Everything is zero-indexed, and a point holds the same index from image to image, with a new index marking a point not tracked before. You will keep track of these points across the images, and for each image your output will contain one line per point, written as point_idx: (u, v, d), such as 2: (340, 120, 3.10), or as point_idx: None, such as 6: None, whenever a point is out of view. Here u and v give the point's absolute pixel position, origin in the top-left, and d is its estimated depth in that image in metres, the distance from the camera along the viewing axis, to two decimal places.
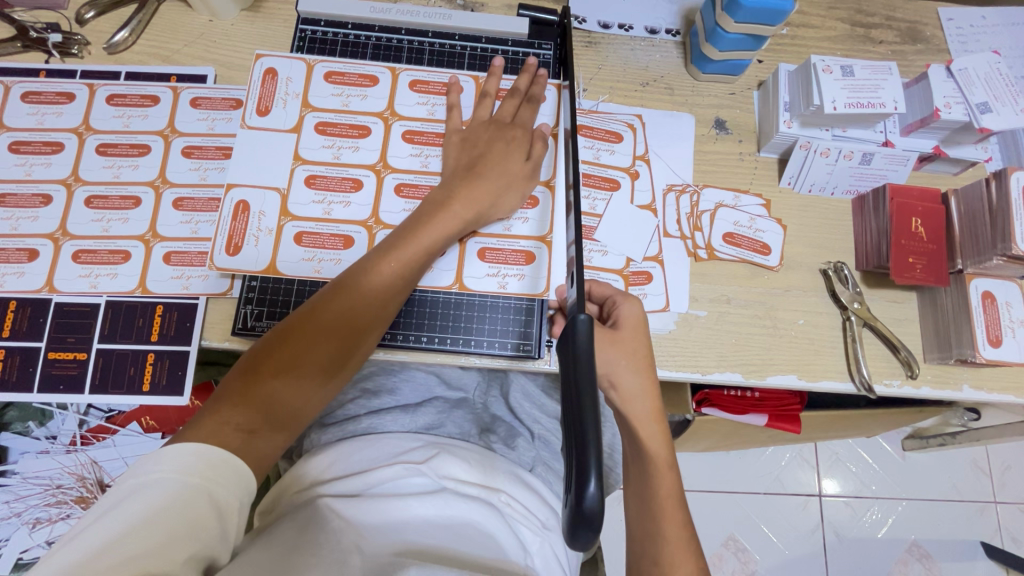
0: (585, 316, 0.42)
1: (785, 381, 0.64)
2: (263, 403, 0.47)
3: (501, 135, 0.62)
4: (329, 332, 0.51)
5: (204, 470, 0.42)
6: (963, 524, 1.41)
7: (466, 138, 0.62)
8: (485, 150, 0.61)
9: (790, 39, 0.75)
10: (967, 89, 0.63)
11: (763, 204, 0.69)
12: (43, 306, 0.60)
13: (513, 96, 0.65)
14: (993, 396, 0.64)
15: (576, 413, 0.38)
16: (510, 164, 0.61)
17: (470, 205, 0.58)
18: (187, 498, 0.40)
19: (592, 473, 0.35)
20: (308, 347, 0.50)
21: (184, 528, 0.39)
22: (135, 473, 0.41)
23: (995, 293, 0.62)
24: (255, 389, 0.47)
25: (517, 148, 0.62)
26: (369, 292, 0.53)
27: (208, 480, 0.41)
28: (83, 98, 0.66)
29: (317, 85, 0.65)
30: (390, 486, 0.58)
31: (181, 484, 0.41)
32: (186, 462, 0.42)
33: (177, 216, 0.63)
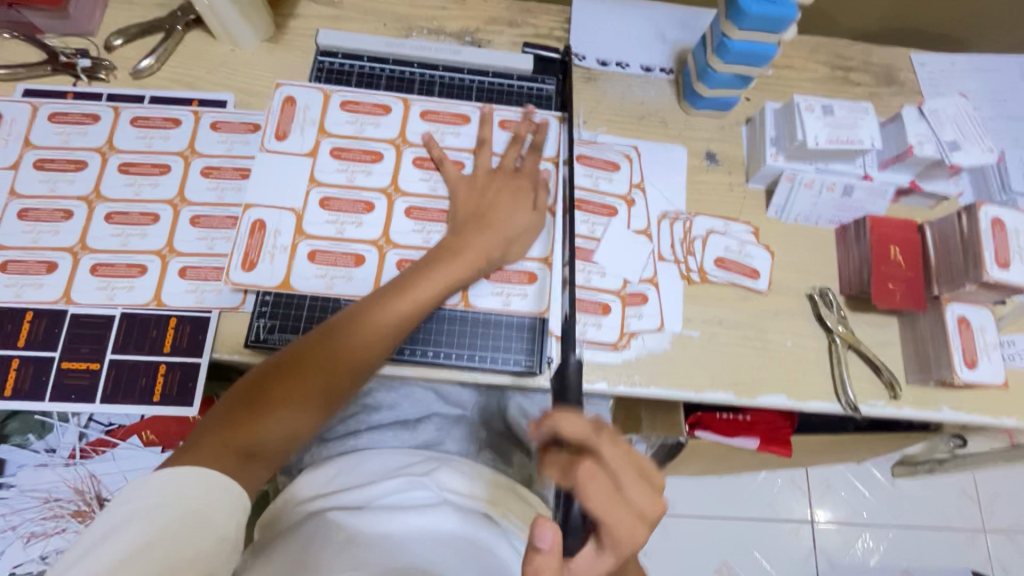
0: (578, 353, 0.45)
1: (774, 401, 0.67)
2: (263, 427, 0.50)
3: (508, 184, 0.66)
4: (331, 366, 0.54)
5: (202, 496, 0.44)
6: (954, 552, 1.42)
7: (474, 183, 0.66)
8: (492, 202, 0.65)
9: (775, 79, 0.80)
10: (938, 129, 0.68)
11: (751, 232, 0.73)
12: (60, 317, 0.62)
13: (517, 143, 0.69)
14: (972, 417, 0.67)
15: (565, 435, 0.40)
16: (515, 217, 0.65)
17: (477, 256, 0.62)
18: (183, 523, 0.42)
19: None
20: (313, 380, 0.53)
21: (184, 551, 0.42)
22: (132, 497, 0.43)
23: (969, 319, 0.65)
24: (258, 412, 0.50)
25: (524, 199, 0.66)
26: (374, 332, 0.56)
27: (205, 504, 0.44)
28: (108, 119, 0.69)
29: (331, 112, 0.69)
30: (394, 498, 0.59)
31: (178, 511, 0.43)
32: (185, 486, 0.44)
33: (194, 233, 0.65)
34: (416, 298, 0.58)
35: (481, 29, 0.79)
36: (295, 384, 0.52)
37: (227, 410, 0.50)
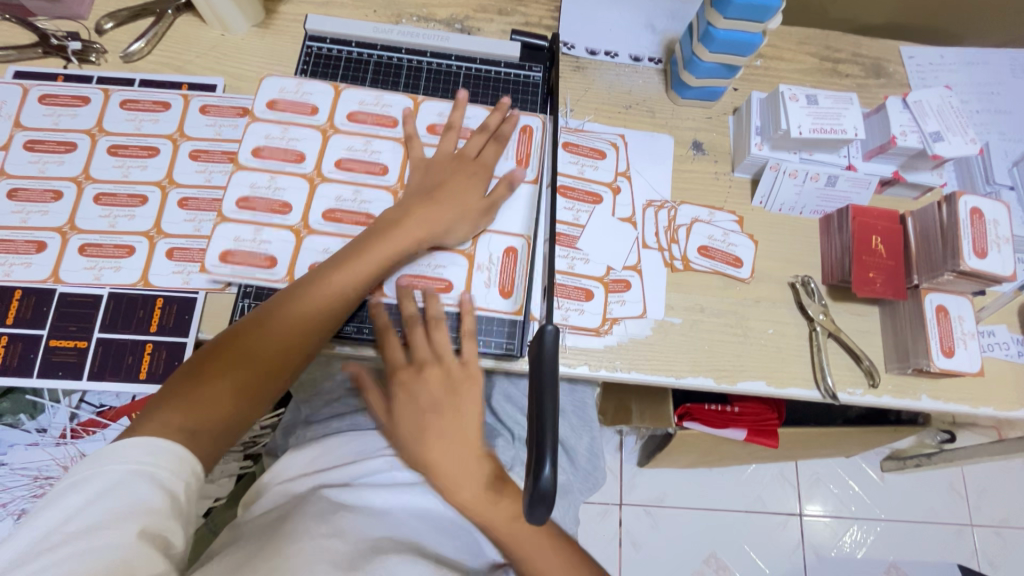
0: (553, 326, 0.42)
1: (754, 387, 0.67)
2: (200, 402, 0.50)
3: (457, 182, 0.65)
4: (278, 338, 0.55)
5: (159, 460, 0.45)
6: (942, 546, 1.43)
7: (431, 166, 0.66)
8: (440, 187, 0.64)
9: (764, 70, 0.81)
10: (921, 119, 0.69)
11: (736, 221, 0.73)
12: (48, 296, 0.63)
13: (483, 135, 0.69)
14: (949, 405, 0.68)
15: (536, 400, 0.39)
16: (467, 196, 0.65)
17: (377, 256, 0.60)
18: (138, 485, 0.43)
19: (547, 458, 0.37)
20: (281, 325, 0.55)
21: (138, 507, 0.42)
22: (91, 469, 0.44)
23: (948, 308, 0.66)
24: (198, 388, 0.51)
25: (475, 186, 0.66)
26: (315, 303, 0.57)
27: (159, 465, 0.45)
28: (98, 101, 0.70)
29: (500, 141, 0.69)
30: (375, 477, 0.60)
31: (134, 472, 0.44)
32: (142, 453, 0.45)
33: (243, 216, 0.64)
34: (315, 297, 0.57)
35: (471, 17, 0.79)
36: (221, 374, 0.52)
37: (218, 344, 0.55)
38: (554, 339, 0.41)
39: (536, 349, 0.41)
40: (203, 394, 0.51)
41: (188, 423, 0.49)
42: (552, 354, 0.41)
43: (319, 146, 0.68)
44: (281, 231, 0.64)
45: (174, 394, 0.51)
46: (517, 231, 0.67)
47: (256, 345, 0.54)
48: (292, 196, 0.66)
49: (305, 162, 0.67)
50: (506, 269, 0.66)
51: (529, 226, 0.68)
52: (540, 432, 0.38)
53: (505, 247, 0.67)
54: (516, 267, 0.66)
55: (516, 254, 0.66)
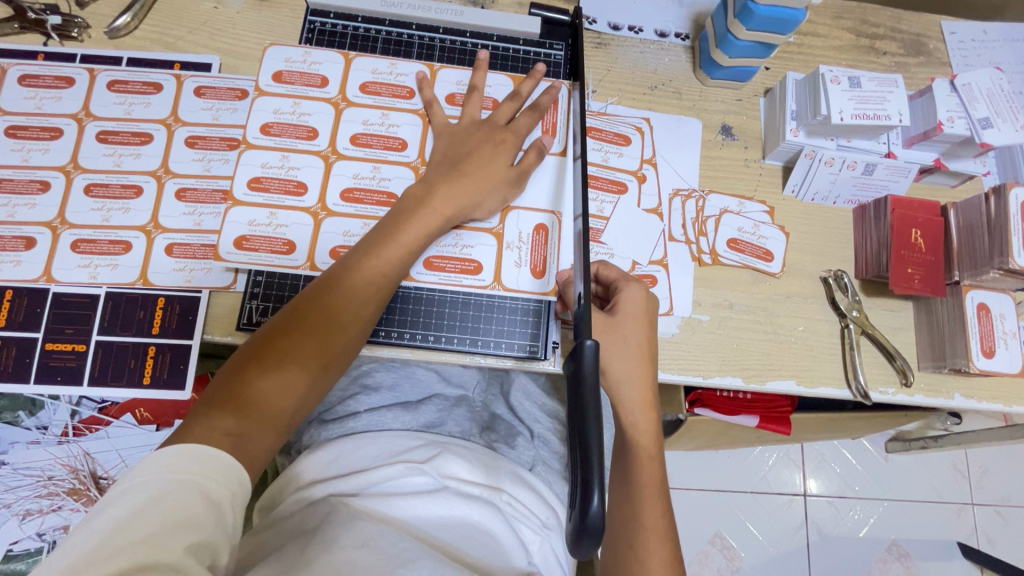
0: (591, 341, 0.39)
1: (783, 386, 0.65)
2: (238, 404, 0.46)
3: (489, 148, 0.60)
4: (313, 329, 0.51)
5: (198, 467, 0.41)
6: (942, 524, 1.45)
7: (456, 133, 0.62)
8: (470, 158, 0.59)
9: (797, 47, 0.75)
10: (970, 104, 0.64)
11: (766, 211, 0.70)
12: (41, 296, 0.59)
13: (515, 101, 0.64)
14: (982, 404, 0.66)
15: (580, 423, 0.37)
16: (496, 166, 0.60)
17: (411, 235, 0.56)
18: (182, 495, 0.40)
19: (595, 487, 0.34)
20: (322, 313, 0.51)
21: (181, 520, 0.39)
22: (130, 476, 0.40)
23: (989, 305, 0.63)
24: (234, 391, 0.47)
25: (505, 154, 0.61)
26: (348, 290, 0.53)
27: (201, 475, 0.41)
28: (83, 83, 0.64)
29: (531, 110, 0.64)
30: (393, 485, 0.58)
31: (179, 481, 0.40)
32: (181, 460, 0.41)
33: (255, 198, 0.60)
34: (352, 283, 0.53)
35: None
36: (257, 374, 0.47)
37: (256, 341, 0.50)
38: (594, 356, 0.38)
39: (574, 366, 0.39)
40: (246, 394, 0.47)
41: (233, 428, 0.45)
42: (592, 372, 0.38)
43: (333, 120, 0.63)
44: (297, 213, 0.60)
45: (217, 400, 0.46)
46: (546, 207, 0.64)
47: (297, 336, 0.50)
48: (307, 176, 0.61)
49: (318, 138, 0.62)
50: (537, 247, 0.63)
51: (560, 204, 0.64)
52: (585, 460, 0.35)
53: (535, 224, 0.63)
54: (547, 247, 0.63)
55: (548, 232, 0.63)
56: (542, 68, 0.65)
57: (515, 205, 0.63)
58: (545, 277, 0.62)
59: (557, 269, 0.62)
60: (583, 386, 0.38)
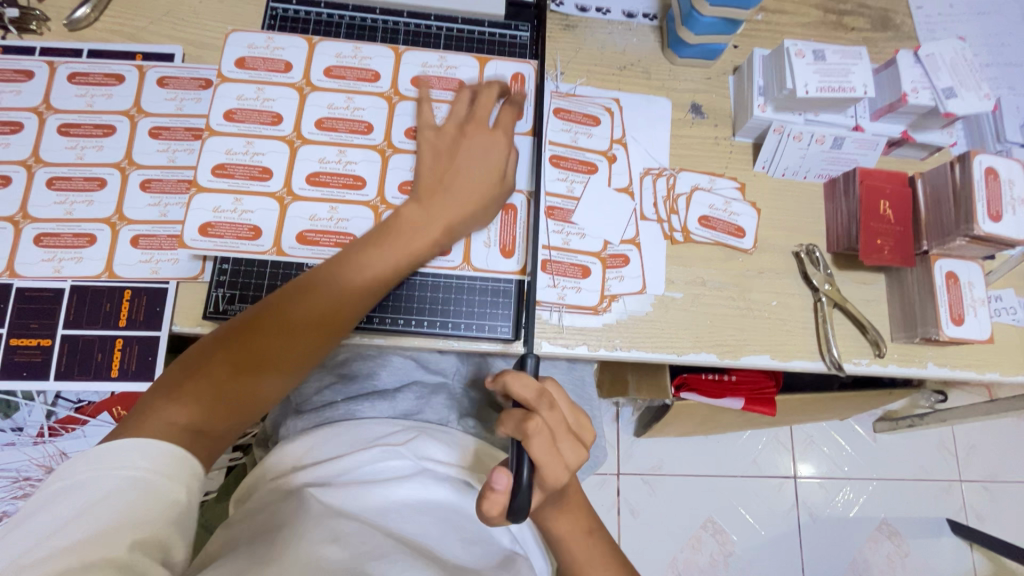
0: None
1: (758, 361, 0.65)
2: (193, 402, 0.45)
3: (478, 146, 0.59)
4: (282, 344, 0.50)
5: (151, 463, 0.41)
6: (931, 502, 1.46)
7: (446, 133, 0.59)
8: (462, 165, 0.58)
9: (765, 24, 0.75)
10: (934, 74, 0.65)
11: (737, 188, 0.70)
12: (4, 292, 0.58)
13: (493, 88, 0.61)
14: (955, 372, 0.66)
15: None
16: (486, 176, 0.58)
17: (395, 258, 0.55)
18: (130, 492, 0.40)
19: None
20: (297, 324, 0.50)
21: (127, 518, 0.39)
22: (75, 472, 0.40)
23: (958, 274, 0.64)
24: (190, 387, 0.46)
25: (497, 158, 0.59)
26: (322, 305, 0.52)
27: (154, 472, 0.41)
28: (43, 75, 0.63)
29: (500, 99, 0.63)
30: (371, 468, 0.57)
31: (129, 479, 0.40)
32: (135, 455, 0.41)
33: (220, 184, 0.59)
34: (326, 298, 0.52)
35: None
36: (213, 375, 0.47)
37: (231, 333, 0.50)
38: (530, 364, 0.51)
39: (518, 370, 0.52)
40: (211, 391, 0.46)
41: (192, 423, 0.44)
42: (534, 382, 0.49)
43: (298, 105, 0.63)
44: (263, 199, 0.59)
45: (170, 391, 0.46)
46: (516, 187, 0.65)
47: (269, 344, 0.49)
48: (272, 161, 0.61)
49: (283, 124, 0.62)
50: (507, 227, 0.63)
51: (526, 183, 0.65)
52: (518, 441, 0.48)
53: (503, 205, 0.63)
54: (516, 226, 0.63)
55: (516, 211, 0.64)
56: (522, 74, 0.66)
57: None
58: (513, 257, 0.63)
59: (525, 247, 0.63)
60: None
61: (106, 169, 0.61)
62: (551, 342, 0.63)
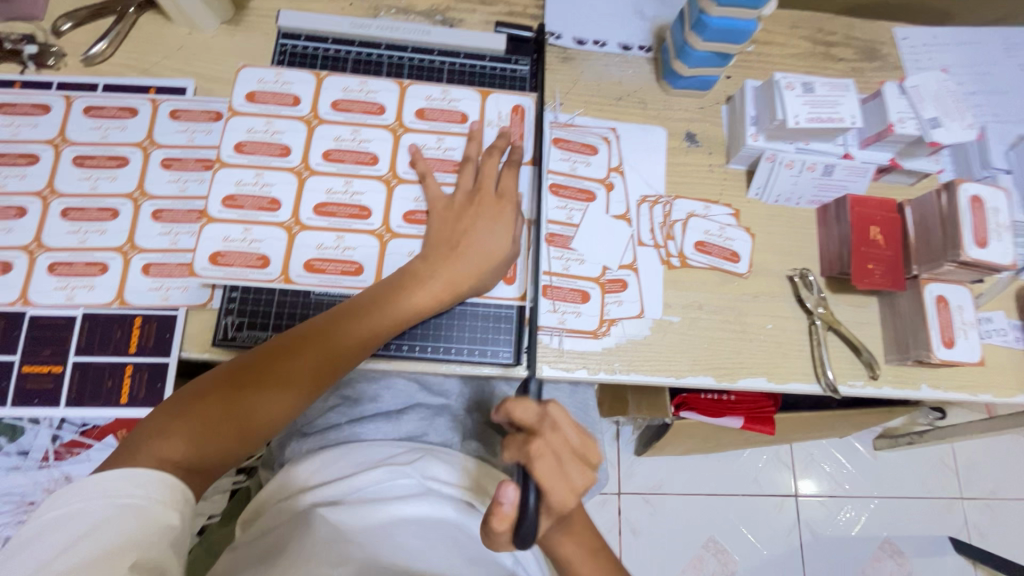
0: None
1: (755, 383, 0.66)
2: (189, 437, 0.47)
3: (487, 204, 0.61)
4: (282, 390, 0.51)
5: (145, 492, 0.44)
6: (933, 520, 1.46)
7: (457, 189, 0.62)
8: (471, 222, 0.60)
9: (756, 56, 0.78)
10: (918, 105, 0.67)
11: (731, 214, 0.72)
12: (18, 319, 0.59)
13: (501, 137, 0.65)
14: (949, 394, 0.67)
15: None
16: (495, 235, 0.60)
17: (395, 317, 0.56)
18: (123, 518, 0.42)
19: None
20: (296, 374, 0.52)
21: (125, 541, 0.41)
22: (70, 499, 0.42)
23: (947, 298, 0.65)
24: (189, 421, 0.48)
25: (504, 218, 0.61)
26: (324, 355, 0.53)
27: (148, 499, 0.43)
28: (59, 109, 0.66)
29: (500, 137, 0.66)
30: (377, 488, 0.58)
31: (124, 506, 0.43)
32: (130, 484, 0.44)
33: (229, 214, 0.61)
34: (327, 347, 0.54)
35: (452, 7, 0.75)
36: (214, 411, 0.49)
37: (231, 375, 0.51)
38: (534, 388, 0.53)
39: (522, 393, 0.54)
40: (205, 429, 0.48)
41: (185, 462, 0.47)
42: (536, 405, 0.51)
43: (306, 137, 0.65)
44: (272, 229, 0.61)
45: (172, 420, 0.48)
46: None
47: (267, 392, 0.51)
48: (281, 192, 0.63)
49: (291, 155, 0.64)
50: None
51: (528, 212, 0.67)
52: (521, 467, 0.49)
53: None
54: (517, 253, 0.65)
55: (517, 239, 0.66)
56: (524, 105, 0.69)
57: None
58: (515, 284, 0.64)
59: (524, 273, 0.65)
60: None
61: (118, 199, 0.63)
62: (552, 366, 0.64)
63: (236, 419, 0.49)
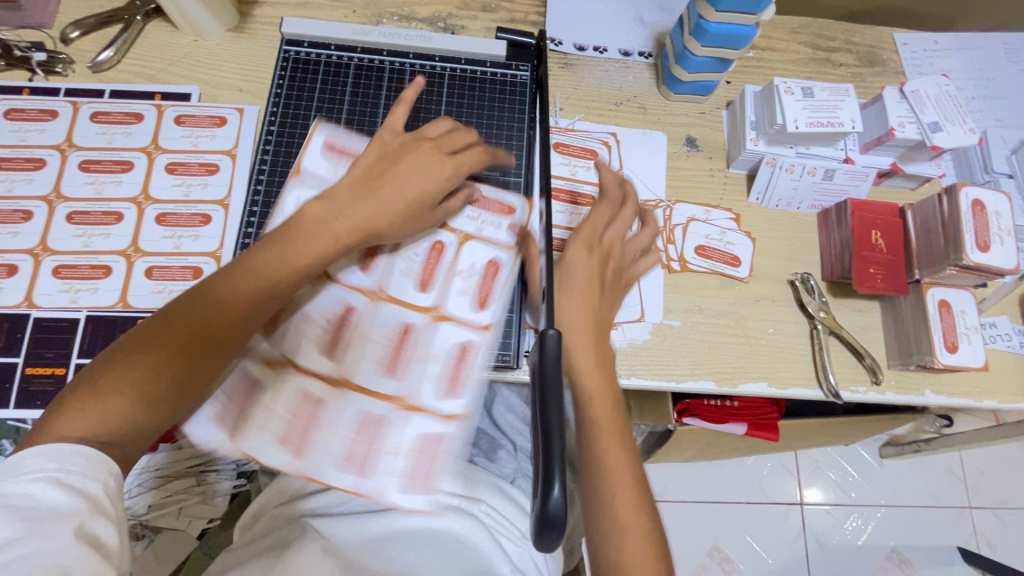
0: (554, 331, 0.39)
1: (756, 389, 0.66)
2: (91, 407, 0.44)
3: (405, 151, 0.59)
4: (185, 345, 0.49)
5: (62, 461, 0.40)
6: (941, 530, 1.44)
7: (387, 147, 0.60)
8: (392, 173, 0.58)
9: (756, 61, 0.79)
10: (919, 109, 0.67)
11: (732, 218, 0.72)
12: (22, 322, 0.60)
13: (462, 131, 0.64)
14: (953, 400, 0.67)
15: (541, 413, 0.36)
16: (413, 180, 0.58)
17: (296, 257, 0.54)
18: (38, 491, 0.38)
19: (558, 476, 0.33)
20: (200, 319, 0.50)
21: (41, 511, 0.37)
22: None
23: (950, 302, 0.65)
24: (89, 394, 0.45)
25: (427, 164, 0.59)
26: (228, 304, 0.51)
27: (67, 468, 0.40)
28: (67, 115, 0.67)
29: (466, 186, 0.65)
30: (374, 498, 0.59)
31: (39, 478, 0.39)
32: (48, 456, 0.40)
33: (160, 232, 0.63)
34: (227, 293, 0.51)
35: (454, 15, 0.76)
36: (119, 379, 0.46)
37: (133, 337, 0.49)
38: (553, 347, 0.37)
39: (536, 359, 0.38)
40: (112, 395, 0.45)
41: (95, 429, 0.44)
42: (554, 371, 0.37)
43: (232, 163, 0.67)
44: (199, 247, 0.63)
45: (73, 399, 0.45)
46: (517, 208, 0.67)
47: (171, 340, 0.48)
48: (208, 210, 0.65)
49: (215, 176, 0.66)
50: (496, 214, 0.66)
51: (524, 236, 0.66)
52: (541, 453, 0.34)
53: (488, 258, 0.64)
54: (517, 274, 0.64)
55: (500, 266, 0.64)
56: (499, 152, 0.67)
57: (473, 235, 0.65)
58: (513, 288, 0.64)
59: (505, 299, 0.63)
60: (544, 376, 0.37)
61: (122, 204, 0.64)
62: None
63: (143, 379, 0.46)
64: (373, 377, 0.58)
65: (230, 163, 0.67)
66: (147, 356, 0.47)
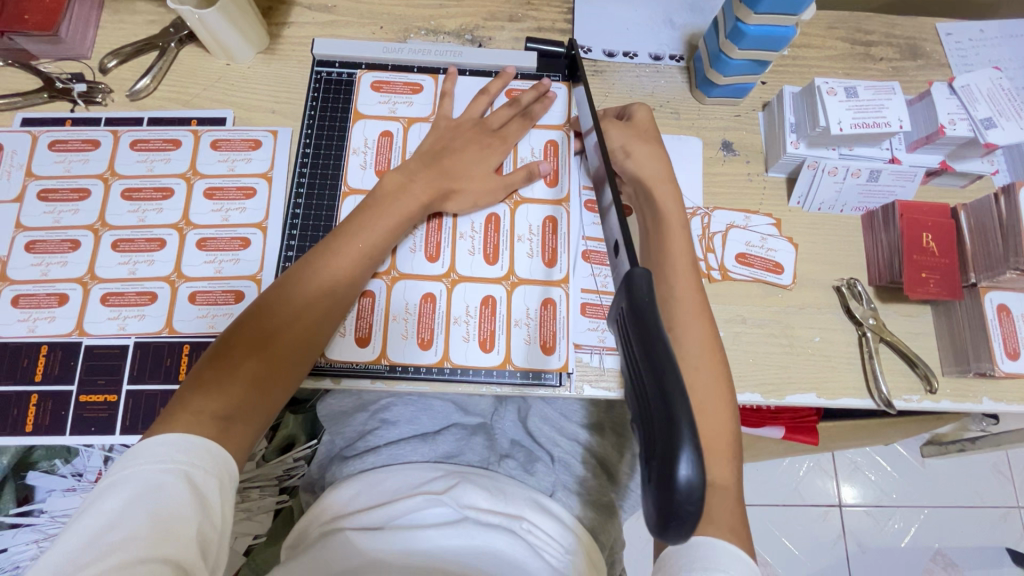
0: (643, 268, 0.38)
1: (804, 400, 0.64)
2: (219, 382, 0.50)
3: (477, 139, 0.67)
4: (291, 320, 0.55)
5: (187, 455, 0.45)
6: (988, 531, 1.39)
7: (446, 128, 0.68)
8: (454, 149, 0.66)
9: (792, 60, 0.76)
10: (971, 105, 0.64)
11: (773, 224, 0.70)
12: (74, 349, 0.61)
13: (511, 107, 0.70)
14: (1013, 407, 0.64)
15: (651, 369, 0.33)
16: (473, 161, 0.66)
17: (378, 234, 0.60)
18: (164, 484, 0.43)
19: (683, 450, 0.29)
20: (302, 293, 0.56)
21: (171, 510, 0.42)
22: (118, 469, 0.44)
23: (1010, 306, 0.63)
24: (216, 372, 0.51)
25: (487, 153, 0.67)
26: (322, 280, 0.57)
27: (188, 458, 0.45)
28: (108, 144, 0.68)
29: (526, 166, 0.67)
30: (413, 518, 0.57)
31: (169, 471, 0.44)
32: (176, 449, 0.45)
33: (199, 256, 0.64)
34: (324, 272, 0.57)
35: (481, 26, 0.76)
36: (237, 356, 0.52)
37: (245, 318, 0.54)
38: (645, 284, 0.37)
39: (629, 301, 0.37)
40: (233, 374, 0.51)
41: (221, 411, 0.49)
42: (648, 305, 0.36)
43: (269, 188, 0.67)
44: (242, 271, 0.64)
45: (199, 380, 0.50)
46: (552, 200, 0.68)
47: (280, 314, 0.55)
48: (248, 234, 0.65)
49: (254, 199, 0.67)
50: (549, 159, 0.70)
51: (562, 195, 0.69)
52: (666, 414, 0.31)
53: (543, 216, 0.68)
54: (557, 237, 0.67)
55: (556, 222, 0.67)
56: (546, 84, 0.70)
57: (523, 200, 0.68)
58: (554, 267, 0.66)
59: (567, 258, 0.66)
60: (645, 316, 0.36)
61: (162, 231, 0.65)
62: (594, 385, 0.63)
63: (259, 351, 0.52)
64: (409, 351, 0.63)
65: (267, 186, 0.67)
66: (254, 344, 0.53)
